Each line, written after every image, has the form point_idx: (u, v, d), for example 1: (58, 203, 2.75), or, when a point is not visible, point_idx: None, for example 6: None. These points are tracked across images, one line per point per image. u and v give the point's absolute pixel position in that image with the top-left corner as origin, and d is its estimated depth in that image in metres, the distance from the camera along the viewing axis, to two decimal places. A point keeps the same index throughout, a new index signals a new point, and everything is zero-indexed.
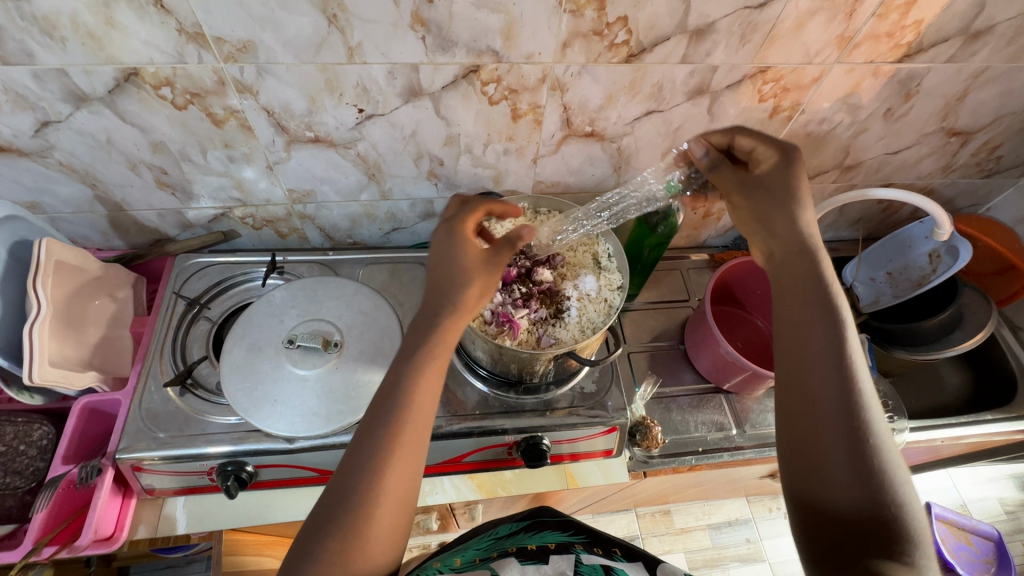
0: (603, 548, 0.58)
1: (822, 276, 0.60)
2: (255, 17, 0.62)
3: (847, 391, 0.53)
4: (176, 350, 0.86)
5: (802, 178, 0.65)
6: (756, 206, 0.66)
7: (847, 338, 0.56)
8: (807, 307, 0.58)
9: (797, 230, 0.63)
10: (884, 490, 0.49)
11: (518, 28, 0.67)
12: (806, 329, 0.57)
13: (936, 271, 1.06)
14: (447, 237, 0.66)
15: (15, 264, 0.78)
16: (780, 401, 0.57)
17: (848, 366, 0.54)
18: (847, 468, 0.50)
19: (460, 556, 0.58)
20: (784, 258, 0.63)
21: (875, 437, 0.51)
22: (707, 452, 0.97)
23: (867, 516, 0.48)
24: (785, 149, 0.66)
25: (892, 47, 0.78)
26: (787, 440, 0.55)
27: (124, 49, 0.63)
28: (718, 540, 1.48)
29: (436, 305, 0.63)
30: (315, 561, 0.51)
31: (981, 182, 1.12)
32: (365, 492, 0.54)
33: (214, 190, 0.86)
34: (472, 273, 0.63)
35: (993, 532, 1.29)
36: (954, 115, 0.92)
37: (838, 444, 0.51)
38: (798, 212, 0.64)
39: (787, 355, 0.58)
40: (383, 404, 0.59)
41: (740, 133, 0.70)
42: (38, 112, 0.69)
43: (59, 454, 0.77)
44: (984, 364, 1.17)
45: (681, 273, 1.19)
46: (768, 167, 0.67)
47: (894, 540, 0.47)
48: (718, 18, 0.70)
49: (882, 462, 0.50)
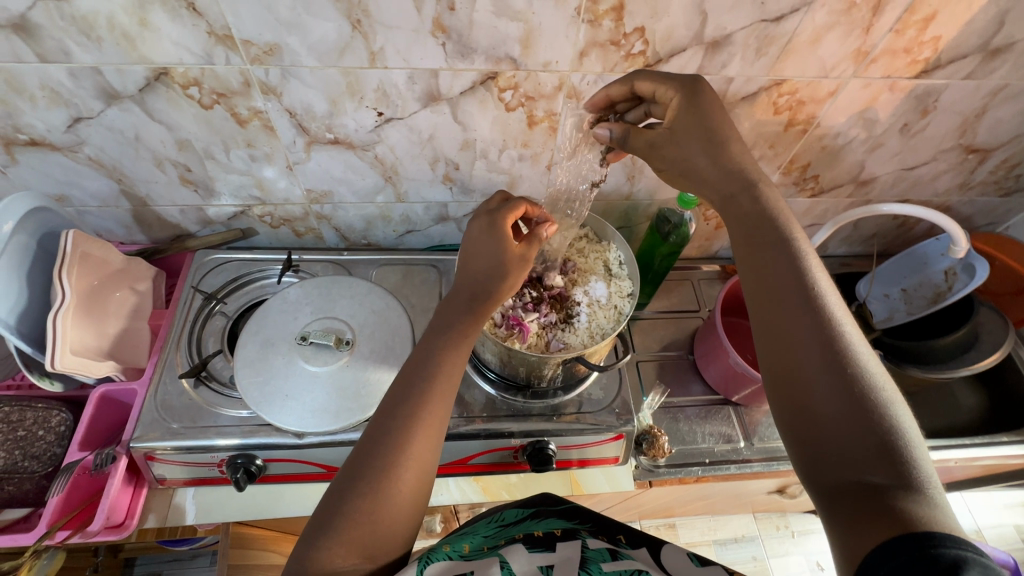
0: (608, 535, 0.57)
1: (769, 213, 0.60)
2: (283, 21, 0.64)
3: (821, 324, 0.52)
4: (192, 341, 0.87)
5: (710, 111, 0.63)
6: (673, 161, 0.65)
7: (810, 273, 0.55)
8: (767, 250, 0.58)
9: (730, 174, 0.62)
10: (880, 417, 0.47)
11: (537, 36, 0.68)
12: (771, 272, 0.56)
13: (951, 288, 1.06)
14: (488, 228, 0.67)
15: (42, 254, 0.81)
16: (761, 350, 0.56)
17: (817, 302, 0.54)
18: (838, 402, 0.48)
19: (468, 542, 0.57)
20: (732, 202, 0.62)
21: (858, 366, 0.50)
22: (714, 463, 0.96)
23: (867, 445, 0.46)
24: (685, 86, 0.64)
25: (909, 62, 0.78)
26: (775, 389, 0.54)
27: (155, 49, 0.65)
28: (724, 556, 1.47)
29: (475, 294, 0.66)
30: (341, 520, 0.52)
31: (999, 201, 1.11)
32: (393, 456, 0.56)
33: (235, 188, 0.88)
34: (511, 268, 0.66)
35: (1009, 561, 1.24)
36: (972, 132, 0.92)
37: (824, 381, 0.50)
38: (718, 151, 0.63)
39: (759, 303, 0.57)
40: (414, 373, 0.61)
41: (638, 77, 0.67)
42: (72, 109, 0.71)
43: (76, 440, 0.80)
44: (1000, 385, 1.15)
45: (692, 284, 1.19)
46: (673, 112, 0.65)
47: (901, 466, 0.45)
48: (735, 30, 0.71)
49: (872, 389, 0.48)
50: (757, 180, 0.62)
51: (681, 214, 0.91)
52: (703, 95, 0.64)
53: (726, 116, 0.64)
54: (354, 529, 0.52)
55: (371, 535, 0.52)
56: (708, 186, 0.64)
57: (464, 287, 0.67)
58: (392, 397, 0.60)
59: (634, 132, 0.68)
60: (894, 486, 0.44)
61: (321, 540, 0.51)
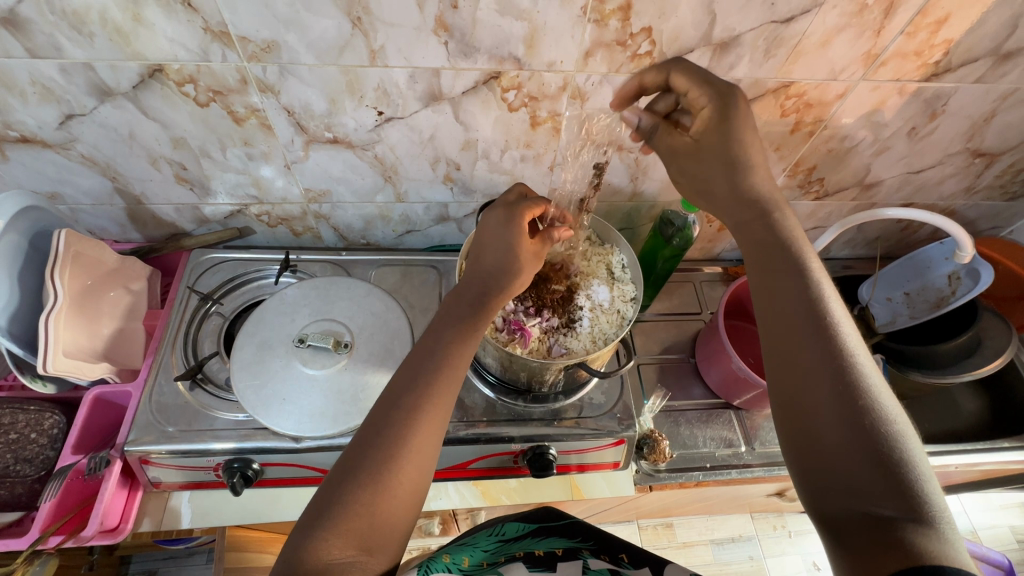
0: (609, 555, 0.56)
1: (784, 241, 0.59)
2: (280, 18, 0.62)
3: (833, 353, 0.51)
4: (187, 343, 0.86)
5: (739, 131, 0.61)
6: (694, 175, 0.66)
7: (823, 299, 0.55)
8: (779, 276, 0.57)
9: (747, 199, 0.62)
10: (890, 450, 0.46)
11: (542, 36, 0.67)
12: (782, 298, 0.56)
13: (954, 292, 1.06)
14: (505, 221, 0.69)
15: (33, 253, 0.79)
16: (770, 376, 0.55)
17: (829, 329, 0.53)
18: (846, 432, 0.48)
19: (468, 555, 0.58)
20: (744, 229, 0.62)
21: (869, 396, 0.49)
22: (715, 468, 0.95)
23: (876, 475, 0.45)
24: (720, 97, 0.61)
25: (919, 65, 0.77)
26: (784, 416, 0.53)
27: (149, 46, 0.64)
28: (720, 556, 1.47)
29: (486, 286, 0.66)
30: (340, 509, 0.51)
31: (1004, 205, 1.10)
32: (393, 448, 0.54)
33: (232, 187, 0.86)
34: (524, 265, 0.68)
35: (1004, 562, 1.27)
36: (980, 136, 0.91)
37: (833, 410, 0.49)
38: (743, 173, 0.62)
39: (769, 329, 0.56)
40: (419, 366, 0.60)
41: (675, 68, 0.63)
42: (64, 105, 0.69)
43: (69, 444, 0.78)
44: (1002, 390, 1.14)
45: (693, 286, 1.18)
46: (703, 120, 0.63)
47: (912, 500, 0.43)
48: (743, 31, 0.69)
49: (883, 421, 0.47)
50: (773, 207, 0.62)
51: (685, 216, 0.90)
52: (736, 111, 0.61)
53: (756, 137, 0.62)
54: (353, 520, 0.50)
55: (369, 527, 0.51)
56: (725, 211, 0.65)
57: (474, 278, 0.67)
58: (390, 392, 0.59)
59: (663, 130, 0.69)
60: (905, 519, 0.43)
61: (316, 531, 0.50)
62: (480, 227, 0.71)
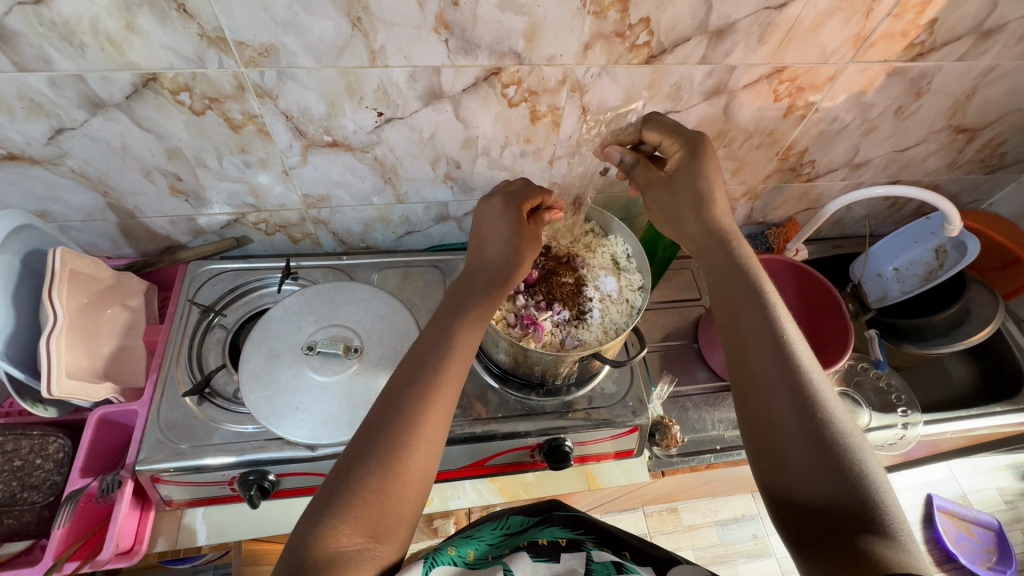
0: (611, 548, 0.58)
1: (742, 263, 0.65)
2: (279, 21, 0.61)
3: (791, 370, 0.56)
4: (192, 358, 0.85)
5: (706, 171, 0.67)
6: (664, 207, 0.70)
7: (779, 319, 0.60)
8: (739, 299, 0.62)
9: (707, 229, 0.68)
10: (848, 465, 0.50)
11: (542, 30, 0.67)
12: (743, 317, 0.61)
13: (941, 265, 1.10)
14: (502, 208, 0.69)
15: (27, 273, 0.77)
16: (736, 392, 0.59)
17: (786, 346, 0.57)
18: (807, 446, 0.52)
19: (473, 548, 0.59)
20: (705, 255, 0.68)
21: (826, 412, 0.53)
22: (725, 450, 0.97)
23: (838, 488, 0.49)
24: (688, 142, 0.68)
25: (905, 46, 0.79)
26: (751, 430, 0.57)
27: (143, 54, 0.62)
28: (725, 536, 1.50)
29: (491, 279, 0.67)
30: (351, 499, 0.50)
31: (984, 178, 1.13)
32: (401, 435, 0.54)
33: (229, 196, 0.85)
34: (526, 253, 0.68)
35: (993, 523, 1.45)
36: (962, 113, 0.94)
37: (795, 424, 0.53)
38: (703, 210, 0.68)
39: (733, 347, 0.61)
40: (427, 353, 0.61)
41: (649, 125, 0.72)
42: (53, 120, 0.67)
43: (77, 467, 0.76)
44: (990, 358, 1.18)
45: (691, 272, 1.20)
46: (676, 162, 0.69)
47: (872, 513, 0.47)
48: (739, 18, 0.70)
49: (841, 435, 0.52)
50: (732, 236, 0.67)
51: None
52: (705, 153, 0.67)
53: (720, 177, 0.68)
54: (363, 510, 0.50)
55: (379, 514, 0.51)
56: (690, 238, 0.70)
57: (477, 271, 0.68)
58: (394, 385, 0.59)
59: (641, 167, 0.73)
60: (865, 531, 0.46)
61: (323, 519, 0.49)
62: (477, 215, 0.71)
